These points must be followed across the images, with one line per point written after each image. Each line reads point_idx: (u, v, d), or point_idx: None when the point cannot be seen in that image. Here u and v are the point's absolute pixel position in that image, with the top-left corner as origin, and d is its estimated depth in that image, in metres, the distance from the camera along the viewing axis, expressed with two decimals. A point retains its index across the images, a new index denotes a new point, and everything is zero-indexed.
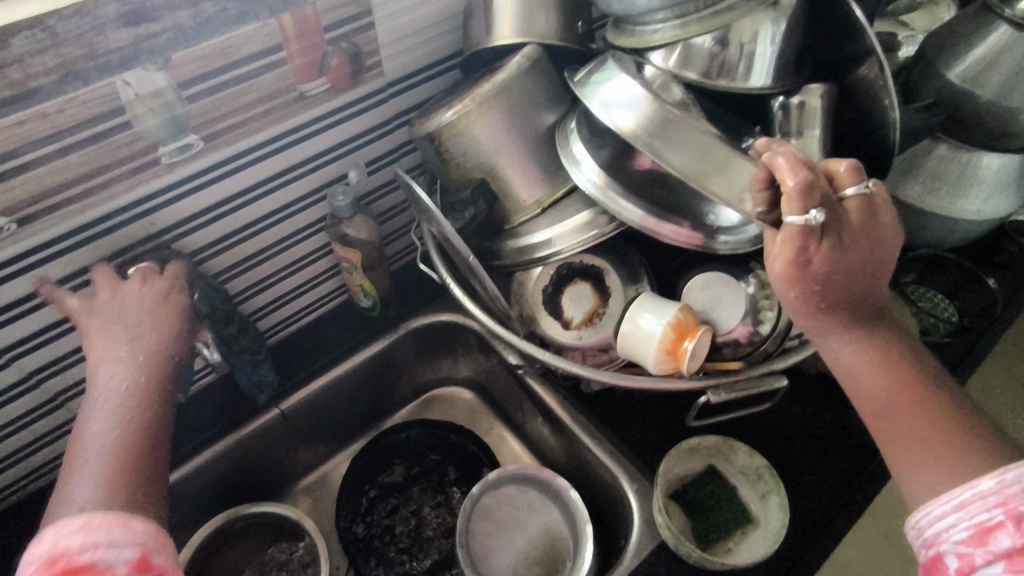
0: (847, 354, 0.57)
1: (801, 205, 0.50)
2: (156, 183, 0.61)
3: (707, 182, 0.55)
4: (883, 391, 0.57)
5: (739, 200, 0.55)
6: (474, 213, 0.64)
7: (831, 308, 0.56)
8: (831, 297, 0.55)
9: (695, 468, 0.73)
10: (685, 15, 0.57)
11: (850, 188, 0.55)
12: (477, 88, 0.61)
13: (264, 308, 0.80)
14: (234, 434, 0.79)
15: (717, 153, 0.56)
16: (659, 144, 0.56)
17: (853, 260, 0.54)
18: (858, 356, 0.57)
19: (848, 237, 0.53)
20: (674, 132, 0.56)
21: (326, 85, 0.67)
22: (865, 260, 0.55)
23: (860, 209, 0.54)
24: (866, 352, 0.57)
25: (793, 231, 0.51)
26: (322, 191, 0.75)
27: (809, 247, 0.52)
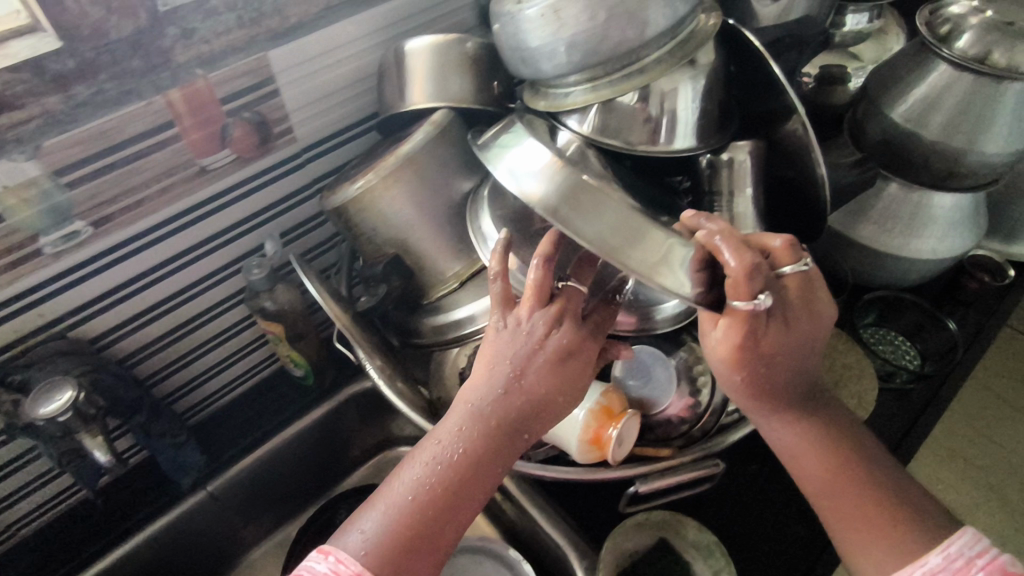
0: (788, 431, 0.54)
1: (747, 292, 0.47)
2: (41, 274, 0.57)
3: (619, 255, 0.49)
4: (823, 472, 0.54)
5: (654, 274, 0.48)
6: (388, 291, 0.60)
7: (774, 386, 0.52)
8: (772, 377, 0.52)
9: (645, 542, 0.68)
10: (597, 78, 0.53)
11: (787, 265, 0.51)
12: (382, 161, 0.58)
13: (184, 386, 0.75)
14: (153, 525, 0.72)
15: (636, 221, 0.50)
16: (567, 214, 0.50)
17: (794, 341, 0.51)
18: (799, 436, 0.54)
19: (790, 315, 0.51)
20: (586, 201, 0.50)
21: (230, 156, 0.63)
22: (806, 339, 0.52)
23: (798, 289, 0.51)
24: (806, 431, 0.54)
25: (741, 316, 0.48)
26: (238, 263, 0.71)
27: (757, 328, 0.49)
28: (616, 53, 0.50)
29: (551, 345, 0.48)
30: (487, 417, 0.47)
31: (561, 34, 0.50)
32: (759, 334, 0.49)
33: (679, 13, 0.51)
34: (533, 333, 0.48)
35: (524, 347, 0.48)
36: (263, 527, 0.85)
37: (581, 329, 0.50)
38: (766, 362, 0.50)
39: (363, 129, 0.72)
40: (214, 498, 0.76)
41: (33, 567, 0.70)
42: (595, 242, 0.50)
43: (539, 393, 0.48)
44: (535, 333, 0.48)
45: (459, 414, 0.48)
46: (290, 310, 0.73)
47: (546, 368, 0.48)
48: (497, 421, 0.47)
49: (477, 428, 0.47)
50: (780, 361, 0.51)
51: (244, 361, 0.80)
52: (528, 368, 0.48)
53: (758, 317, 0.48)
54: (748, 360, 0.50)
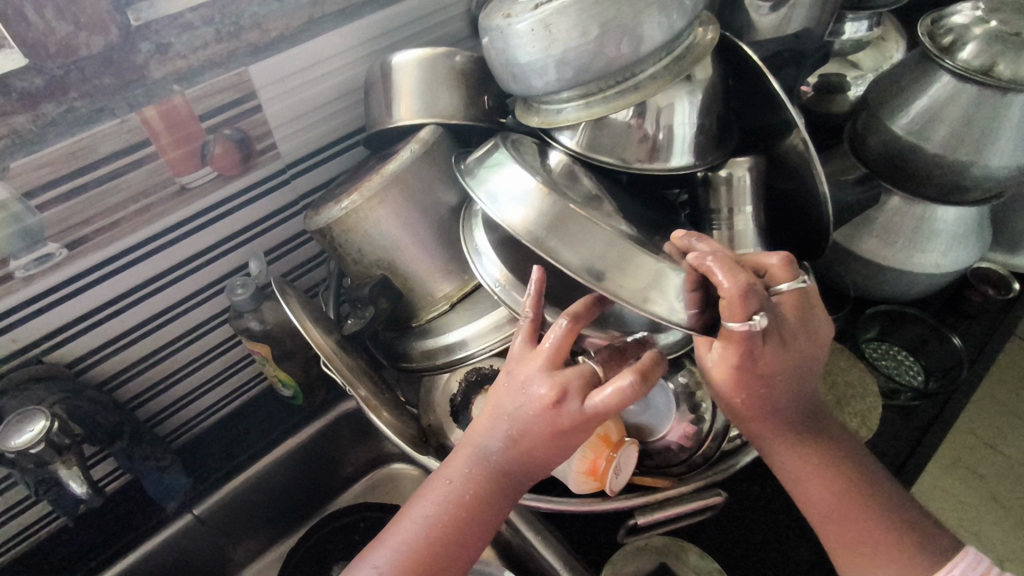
0: (787, 448, 0.51)
1: (741, 311, 0.43)
2: (13, 298, 0.54)
3: (611, 285, 0.48)
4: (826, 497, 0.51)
5: (650, 304, 0.47)
6: (376, 313, 0.57)
7: (772, 407, 0.49)
8: (773, 398, 0.49)
9: (645, 568, 0.66)
10: (590, 94, 0.51)
11: (785, 282, 0.49)
12: (367, 180, 0.56)
13: (167, 408, 0.73)
14: (135, 553, 0.70)
15: (625, 249, 0.49)
16: (556, 243, 0.49)
17: (793, 359, 0.48)
18: (801, 457, 0.51)
19: (786, 334, 0.48)
20: (574, 228, 0.49)
21: (211, 173, 0.61)
22: (803, 358, 0.49)
23: (794, 305, 0.50)
24: (807, 452, 0.51)
25: (737, 336, 0.44)
26: (222, 282, 0.68)
27: (754, 349, 0.46)
28: (610, 69, 0.49)
29: (555, 419, 0.42)
30: (489, 471, 0.45)
31: (552, 49, 0.48)
32: (757, 356, 0.47)
33: (675, 28, 0.49)
34: (535, 398, 0.43)
35: (525, 410, 0.43)
36: (251, 549, 0.82)
37: (586, 408, 0.42)
38: (765, 383, 0.48)
39: (351, 142, 0.70)
40: (201, 523, 0.74)
41: None
42: (583, 271, 0.48)
43: (540, 459, 0.44)
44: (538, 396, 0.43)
45: (467, 456, 0.46)
46: (277, 330, 0.71)
47: (546, 441, 0.43)
48: (499, 474, 0.45)
49: (478, 478, 0.45)
50: (779, 382, 0.48)
51: (230, 381, 0.78)
52: (528, 434, 0.43)
53: (757, 335, 0.45)
54: (748, 381, 0.47)
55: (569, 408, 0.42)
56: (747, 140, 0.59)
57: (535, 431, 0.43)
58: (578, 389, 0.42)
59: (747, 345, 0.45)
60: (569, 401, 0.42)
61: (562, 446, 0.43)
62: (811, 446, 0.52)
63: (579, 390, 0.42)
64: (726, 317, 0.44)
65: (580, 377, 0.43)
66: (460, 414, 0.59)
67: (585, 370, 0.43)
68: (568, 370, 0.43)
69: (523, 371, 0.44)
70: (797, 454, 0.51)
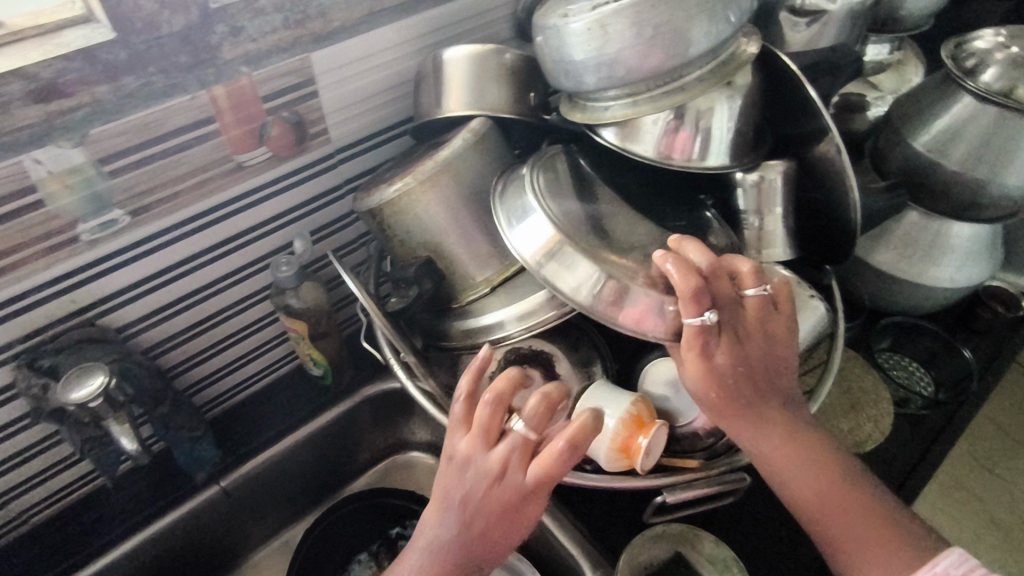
0: (773, 442, 0.52)
1: (691, 308, 0.48)
2: (77, 260, 0.57)
3: (611, 307, 0.53)
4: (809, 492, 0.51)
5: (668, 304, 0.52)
6: (420, 292, 0.60)
7: (747, 399, 0.51)
8: (740, 391, 0.51)
9: (661, 556, 0.67)
10: (637, 94, 0.54)
11: (752, 287, 0.52)
12: (420, 165, 0.59)
13: (202, 379, 0.75)
14: (164, 519, 0.72)
15: (619, 270, 0.53)
16: (563, 271, 0.54)
17: (755, 357, 0.51)
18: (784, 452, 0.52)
19: (744, 333, 0.51)
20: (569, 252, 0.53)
21: (267, 152, 0.64)
22: (767, 350, 0.52)
23: (758, 311, 0.52)
24: (791, 447, 0.52)
25: (692, 331, 0.49)
26: (266, 260, 0.71)
27: (711, 341, 0.50)
28: (658, 71, 0.52)
29: (506, 489, 0.46)
30: (452, 546, 0.47)
31: (606, 49, 0.51)
32: (715, 348, 0.50)
33: (721, 36, 0.52)
34: (483, 476, 0.46)
35: (474, 490, 0.46)
36: (271, 524, 0.84)
37: (525, 483, 0.45)
38: (734, 375, 0.50)
39: (396, 133, 0.73)
40: (228, 494, 0.76)
41: (45, 556, 0.70)
42: (585, 296, 0.53)
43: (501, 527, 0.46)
44: (483, 477, 0.46)
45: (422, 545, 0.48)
46: (314, 309, 0.74)
47: (498, 513, 0.46)
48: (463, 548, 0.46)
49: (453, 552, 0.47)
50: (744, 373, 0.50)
51: (261, 358, 0.80)
52: (481, 509, 0.46)
53: (709, 331, 0.49)
54: (711, 371, 0.50)
55: (513, 478, 0.46)
56: (783, 145, 0.62)
57: (484, 509, 0.46)
58: (519, 461, 0.46)
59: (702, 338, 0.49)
60: (511, 474, 0.45)
61: (509, 522, 0.46)
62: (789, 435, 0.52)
63: (516, 460, 0.46)
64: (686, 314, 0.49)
65: (517, 449, 0.46)
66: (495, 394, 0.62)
67: (523, 438, 0.46)
68: (502, 443, 0.46)
69: (463, 456, 0.47)
70: (777, 448, 0.52)
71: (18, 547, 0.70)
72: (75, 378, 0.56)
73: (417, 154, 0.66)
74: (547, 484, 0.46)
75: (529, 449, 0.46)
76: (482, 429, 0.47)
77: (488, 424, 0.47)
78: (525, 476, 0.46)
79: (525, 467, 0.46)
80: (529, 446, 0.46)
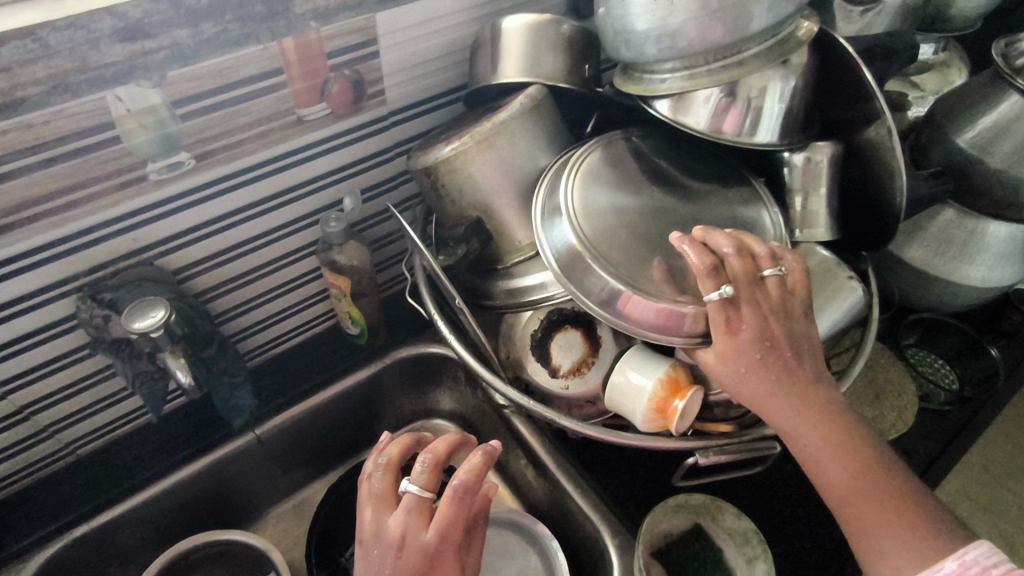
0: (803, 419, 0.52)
1: (709, 282, 0.52)
2: (143, 198, 0.59)
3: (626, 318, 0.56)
4: (841, 474, 0.51)
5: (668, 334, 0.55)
6: (467, 251, 0.62)
7: (776, 373, 0.52)
8: (769, 365, 0.52)
9: (681, 525, 0.69)
10: (695, 67, 0.55)
11: (769, 268, 0.54)
12: (477, 126, 0.60)
13: (244, 328, 0.78)
14: (203, 459, 0.75)
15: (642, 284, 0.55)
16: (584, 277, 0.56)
17: (781, 335, 0.53)
18: (816, 433, 0.51)
19: (770, 309, 0.53)
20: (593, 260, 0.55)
21: (326, 108, 0.66)
22: (795, 334, 0.53)
23: (778, 288, 0.54)
24: (826, 426, 0.52)
25: (713, 307, 0.52)
26: (315, 215, 0.73)
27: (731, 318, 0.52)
28: (719, 44, 0.53)
29: (411, 548, 0.53)
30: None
31: (669, 21, 0.52)
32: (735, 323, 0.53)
33: (782, 14, 0.53)
34: (391, 545, 0.53)
35: (383, 560, 0.53)
36: (299, 476, 0.87)
37: (426, 538, 0.53)
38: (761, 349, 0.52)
39: (447, 99, 0.75)
40: (262, 442, 0.79)
41: (89, 486, 0.73)
42: (604, 300, 0.56)
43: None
44: (390, 544, 0.53)
45: None
46: (357, 267, 0.76)
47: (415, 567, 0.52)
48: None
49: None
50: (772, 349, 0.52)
51: (301, 313, 0.83)
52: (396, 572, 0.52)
53: (730, 310, 0.52)
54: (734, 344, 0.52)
55: (418, 537, 0.53)
56: (832, 129, 0.64)
57: (399, 569, 0.52)
58: (417, 523, 0.54)
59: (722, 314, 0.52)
60: (412, 532, 0.53)
61: None
62: (823, 415, 0.52)
63: (413, 517, 0.54)
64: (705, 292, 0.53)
65: (412, 508, 0.55)
66: (534, 354, 0.63)
67: (416, 498, 0.55)
68: (398, 510, 0.55)
69: (370, 534, 0.55)
70: (811, 431, 0.51)
71: (63, 475, 0.73)
72: (136, 309, 0.59)
73: (470, 118, 0.68)
74: (445, 531, 0.53)
75: (423, 508, 0.55)
76: (381, 500, 0.57)
77: (385, 498, 0.57)
78: (424, 533, 0.53)
79: (423, 525, 0.54)
80: (423, 505, 0.55)
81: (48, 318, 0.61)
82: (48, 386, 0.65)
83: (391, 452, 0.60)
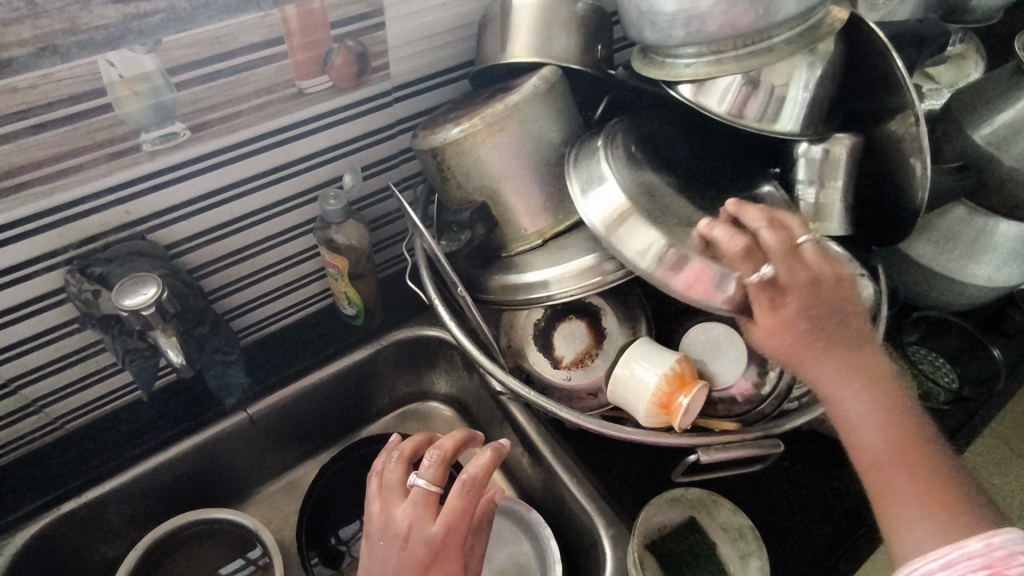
0: (846, 385, 0.50)
1: (749, 262, 0.50)
2: (136, 170, 0.57)
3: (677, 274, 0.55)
4: (875, 435, 0.49)
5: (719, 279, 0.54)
6: (471, 237, 0.61)
7: (822, 340, 0.50)
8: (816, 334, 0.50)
9: (676, 519, 0.69)
10: (722, 52, 0.53)
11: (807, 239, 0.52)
12: (487, 108, 0.58)
13: (238, 306, 0.76)
14: (194, 437, 0.73)
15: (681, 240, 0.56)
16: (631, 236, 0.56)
17: (829, 305, 0.50)
18: (862, 402, 0.50)
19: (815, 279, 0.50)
20: (637, 218, 0.56)
21: (327, 80, 0.63)
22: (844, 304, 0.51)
23: (823, 258, 0.51)
24: (871, 398, 0.50)
25: (754, 289, 0.50)
26: (313, 193, 0.71)
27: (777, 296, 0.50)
28: (747, 30, 0.51)
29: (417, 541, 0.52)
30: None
31: (698, 3, 0.50)
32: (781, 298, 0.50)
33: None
34: (399, 536, 0.53)
35: (390, 552, 0.52)
36: (291, 455, 0.86)
37: (431, 531, 0.52)
38: (808, 318, 0.50)
39: (452, 77, 0.72)
40: (255, 421, 0.77)
41: (78, 461, 0.71)
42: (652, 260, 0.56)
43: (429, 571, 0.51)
44: (397, 536, 0.53)
45: None
46: (356, 247, 0.74)
47: (421, 559, 0.51)
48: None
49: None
50: (814, 320, 0.50)
51: (296, 292, 0.81)
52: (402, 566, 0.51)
53: (773, 289, 0.50)
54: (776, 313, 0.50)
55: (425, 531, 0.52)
56: (849, 122, 0.62)
57: (406, 561, 0.51)
58: (423, 515, 0.54)
59: (765, 293, 0.50)
60: (418, 524, 0.53)
61: None
62: (868, 386, 0.50)
63: (421, 510, 0.54)
64: (745, 270, 0.51)
65: (421, 501, 0.54)
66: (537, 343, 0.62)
67: (426, 493, 0.55)
68: (405, 503, 0.54)
69: (378, 527, 0.54)
70: (847, 394, 0.50)
71: (52, 449, 0.72)
72: (127, 285, 0.57)
73: (477, 98, 0.66)
74: (453, 526, 0.53)
75: (432, 503, 0.55)
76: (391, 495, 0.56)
77: (397, 492, 0.56)
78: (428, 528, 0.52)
79: (433, 520, 0.53)
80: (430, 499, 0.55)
81: (34, 291, 0.59)
82: (35, 360, 0.64)
83: (408, 449, 0.60)
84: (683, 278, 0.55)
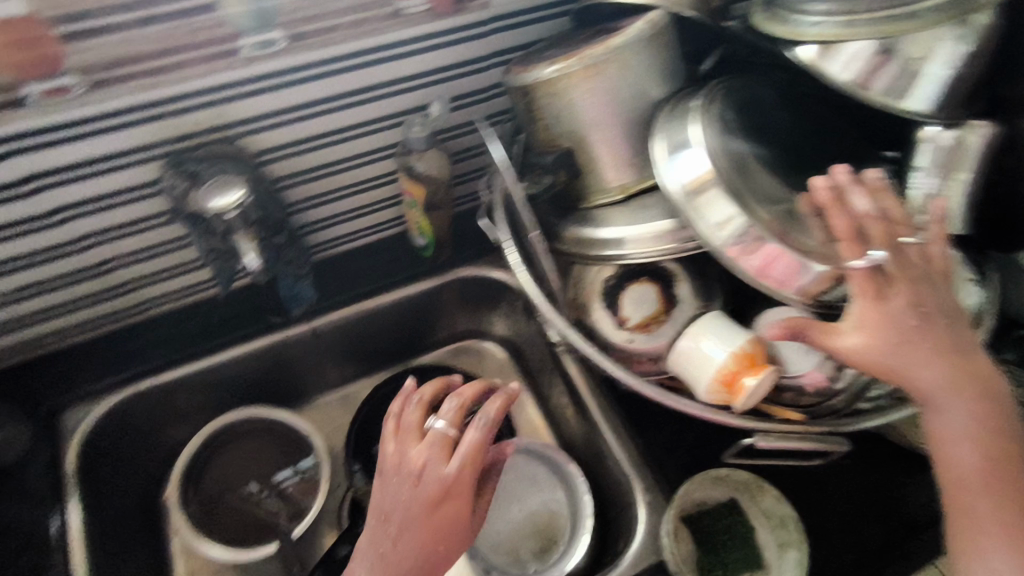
0: (946, 394, 0.47)
1: (855, 249, 0.47)
2: (232, 74, 0.58)
3: (755, 256, 0.51)
4: (966, 451, 0.46)
5: (808, 263, 0.50)
6: (551, 183, 0.59)
7: (926, 343, 0.47)
8: (921, 337, 0.47)
9: (716, 497, 0.68)
10: (855, 12, 0.48)
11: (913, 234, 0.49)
12: (587, 48, 0.55)
13: (315, 222, 0.78)
14: (264, 340, 0.78)
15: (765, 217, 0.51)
16: (712, 205, 0.52)
17: (937, 306, 0.47)
18: (959, 415, 0.47)
19: (923, 276, 0.48)
20: (719, 190, 0.52)
21: (429, 6, 0.62)
22: (951, 305, 0.48)
23: (923, 256, 0.49)
24: (975, 410, 0.47)
25: (860, 277, 0.47)
26: (399, 118, 0.70)
27: (887, 287, 0.47)
28: None
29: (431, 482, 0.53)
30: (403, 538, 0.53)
31: None
32: (891, 290, 0.47)
33: None
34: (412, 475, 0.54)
35: (402, 488, 0.54)
36: (349, 371, 0.90)
37: (446, 472, 0.53)
38: (919, 318, 0.47)
39: (555, 11, 0.69)
40: (318, 335, 0.81)
41: (157, 345, 0.76)
42: (730, 236, 0.51)
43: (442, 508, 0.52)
44: (411, 474, 0.54)
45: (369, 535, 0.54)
46: (436, 178, 0.73)
47: (429, 496, 0.53)
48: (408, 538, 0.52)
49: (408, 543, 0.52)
50: (926, 319, 0.47)
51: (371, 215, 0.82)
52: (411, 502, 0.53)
53: (881, 277, 0.47)
54: (884, 309, 0.47)
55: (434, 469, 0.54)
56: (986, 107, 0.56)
57: (414, 499, 0.53)
58: (439, 455, 0.54)
59: (876, 282, 0.47)
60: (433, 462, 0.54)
61: (442, 515, 0.53)
62: (972, 398, 0.47)
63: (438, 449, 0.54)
64: (849, 257, 0.48)
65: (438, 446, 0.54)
66: (605, 302, 0.61)
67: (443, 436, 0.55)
68: (422, 443, 0.55)
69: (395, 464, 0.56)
70: (948, 404, 0.47)
71: (136, 330, 0.77)
72: (213, 184, 0.60)
73: (578, 36, 0.62)
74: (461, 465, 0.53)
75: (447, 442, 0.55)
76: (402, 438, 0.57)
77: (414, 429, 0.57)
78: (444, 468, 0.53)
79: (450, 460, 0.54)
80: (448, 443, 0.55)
81: (132, 179, 0.62)
82: (128, 245, 0.68)
83: (430, 388, 0.60)
84: (758, 262, 0.51)
